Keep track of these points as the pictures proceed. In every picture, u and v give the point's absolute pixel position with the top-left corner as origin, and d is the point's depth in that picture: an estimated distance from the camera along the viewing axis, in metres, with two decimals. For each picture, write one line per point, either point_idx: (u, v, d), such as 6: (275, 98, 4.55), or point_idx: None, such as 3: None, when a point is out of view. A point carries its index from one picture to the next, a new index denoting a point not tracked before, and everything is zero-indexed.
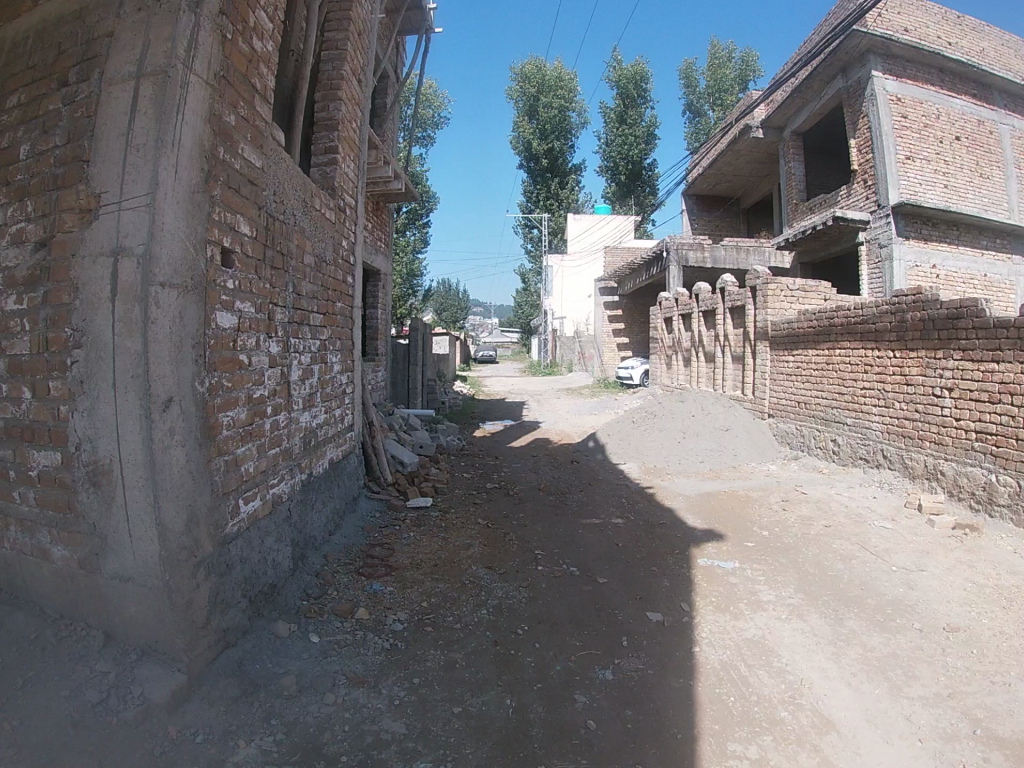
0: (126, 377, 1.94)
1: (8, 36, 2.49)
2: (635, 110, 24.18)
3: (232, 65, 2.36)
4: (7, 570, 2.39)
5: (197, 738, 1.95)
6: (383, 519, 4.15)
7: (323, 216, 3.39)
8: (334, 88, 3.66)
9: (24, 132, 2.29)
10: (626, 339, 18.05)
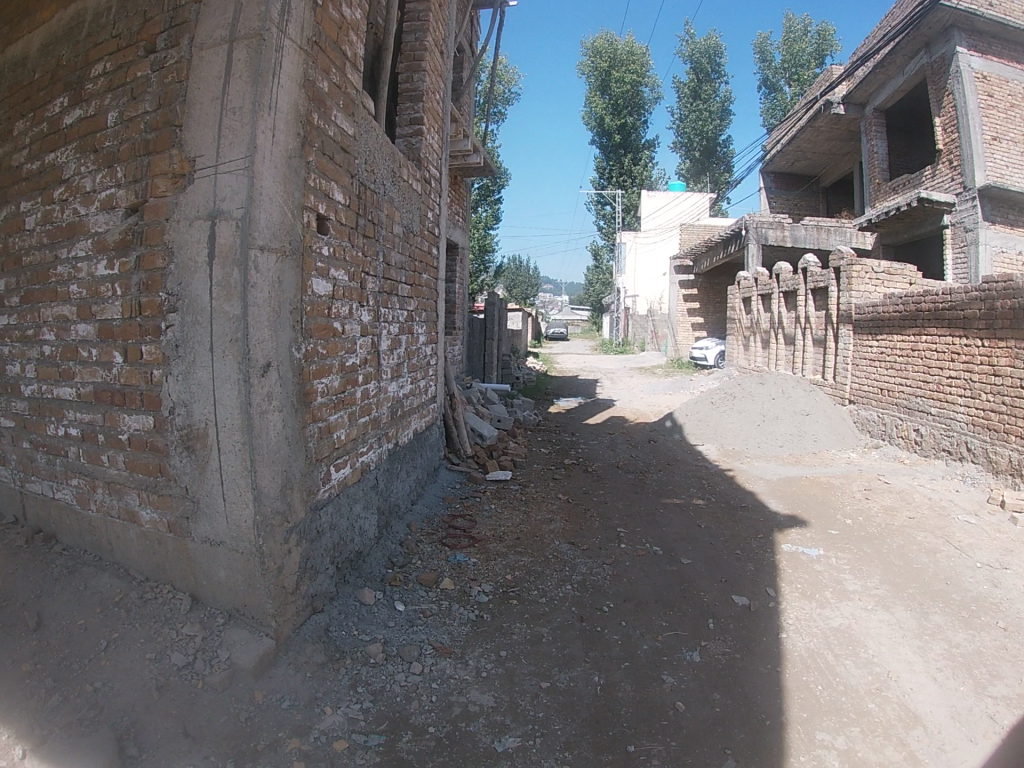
0: (225, 341, 1.95)
1: (92, 6, 2.56)
2: (710, 87, 23.71)
3: (322, 30, 2.36)
4: (93, 532, 2.51)
5: (283, 704, 2.01)
6: (463, 490, 4.16)
7: (411, 187, 3.38)
8: (417, 59, 3.66)
9: (111, 101, 2.34)
10: (700, 319, 17.68)
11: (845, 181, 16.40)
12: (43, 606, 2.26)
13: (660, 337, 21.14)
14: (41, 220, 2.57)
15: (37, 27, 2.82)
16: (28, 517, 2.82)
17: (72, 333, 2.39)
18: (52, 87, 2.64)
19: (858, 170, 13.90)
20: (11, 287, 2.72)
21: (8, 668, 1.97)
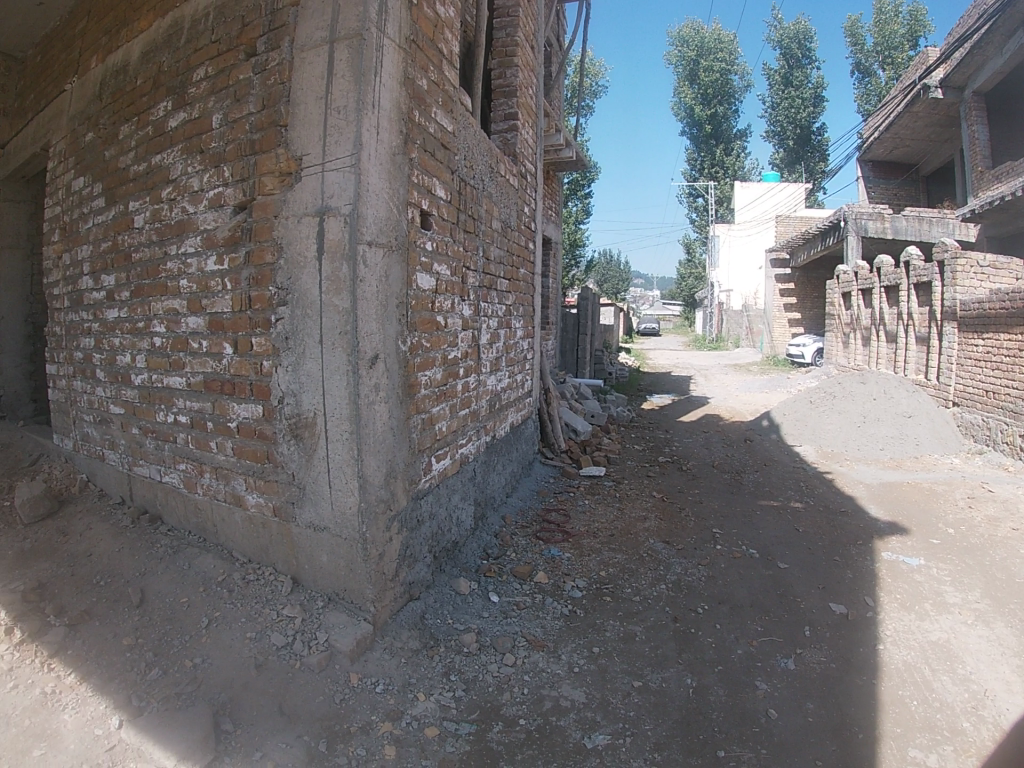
0: (335, 333, 2.00)
1: (190, 13, 2.67)
2: (802, 72, 22.76)
3: (419, 29, 2.39)
4: (198, 514, 2.64)
5: (377, 687, 2.07)
6: (556, 485, 4.17)
7: (509, 182, 3.40)
8: (510, 54, 3.66)
9: (215, 102, 2.43)
10: (798, 316, 16.90)
11: (945, 169, 15.49)
12: (147, 584, 2.47)
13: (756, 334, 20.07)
14: (149, 218, 2.69)
15: (137, 36, 3.03)
16: (136, 499, 3.00)
17: (183, 326, 2.50)
18: (155, 92, 2.76)
19: (959, 157, 13.11)
20: (122, 283, 2.88)
21: (115, 641, 2.23)
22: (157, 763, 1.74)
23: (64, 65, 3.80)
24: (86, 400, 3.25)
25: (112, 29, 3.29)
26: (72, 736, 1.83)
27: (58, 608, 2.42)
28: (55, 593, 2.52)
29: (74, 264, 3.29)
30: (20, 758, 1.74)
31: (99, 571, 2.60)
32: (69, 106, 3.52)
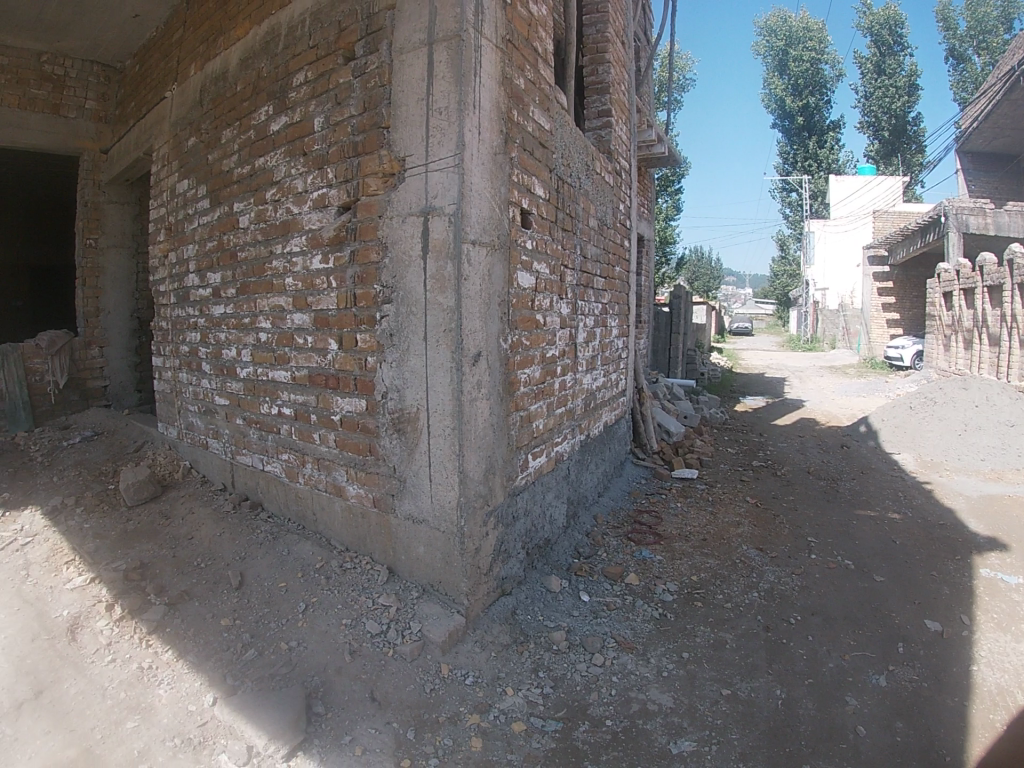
0: (439, 331, 2.04)
1: (286, 20, 2.76)
2: (896, 59, 21.78)
3: (514, 28, 2.39)
4: (299, 502, 2.74)
5: (467, 679, 2.10)
6: (649, 486, 4.16)
7: (604, 180, 3.42)
8: (601, 51, 3.69)
9: (316, 106, 2.50)
10: (897, 316, 15.99)
11: None
12: (246, 567, 2.61)
13: (852, 334, 19.01)
14: (254, 218, 2.80)
15: (233, 44, 3.16)
16: (237, 485, 3.16)
17: (288, 322, 2.60)
18: (256, 97, 2.86)
19: None
20: (228, 280, 3.01)
21: (213, 622, 2.37)
22: (248, 740, 1.85)
23: (162, 74, 4.02)
24: (192, 392, 3.43)
25: (209, 38, 3.44)
26: (165, 710, 1.99)
27: (160, 585, 2.60)
28: (157, 573, 2.69)
29: (180, 262, 3.47)
30: (116, 729, 1.91)
31: (201, 553, 2.77)
32: (169, 112, 3.70)
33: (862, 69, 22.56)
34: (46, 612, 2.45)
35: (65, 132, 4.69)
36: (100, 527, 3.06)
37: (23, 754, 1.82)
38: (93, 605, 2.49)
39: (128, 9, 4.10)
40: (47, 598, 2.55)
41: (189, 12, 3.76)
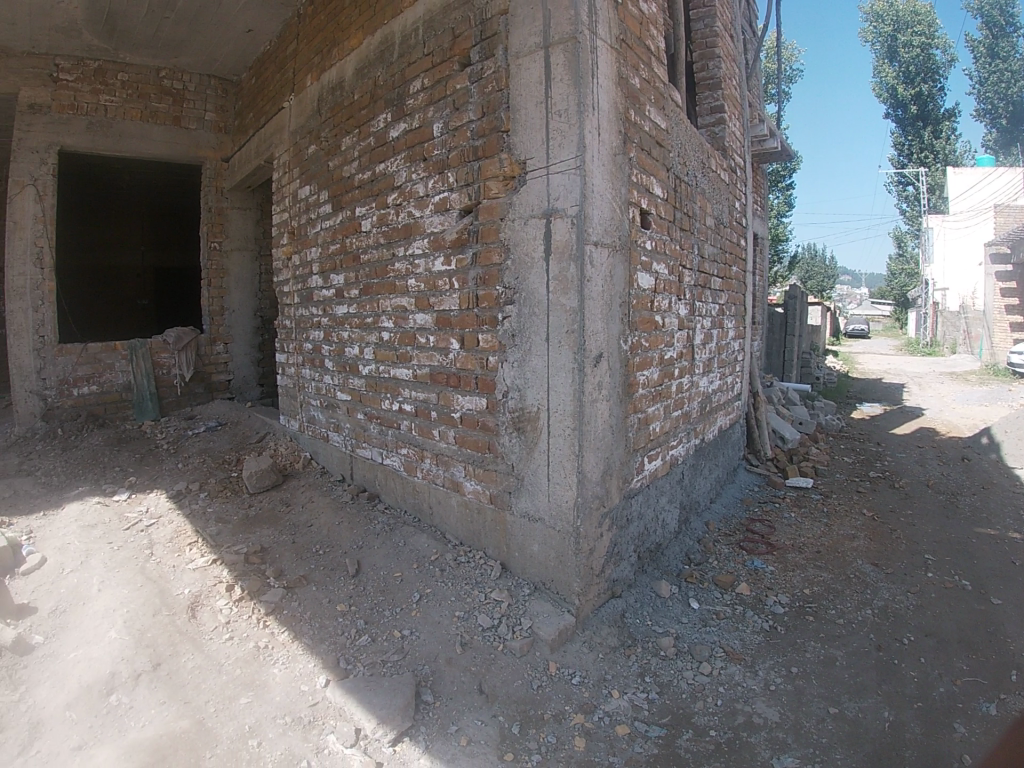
0: (561, 332, 2.08)
1: (399, 28, 2.84)
2: (1009, 41, 20.44)
3: (627, 28, 2.36)
4: (416, 495, 2.84)
5: (574, 678, 2.10)
6: (762, 494, 4.11)
7: (720, 177, 3.46)
8: (710, 46, 3.65)
9: (434, 112, 2.56)
10: (1020, 317, 14.83)
11: None
12: (363, 556, 2.72)
13: (971, 335, 17.36)
14: (376, 222, 2.89)
15: (348, 53, 3.27)
16: (355, 477, 3.29)
17: (410, 321, 2.68)
18: (374, 105, 2.95)
19: None
20: (351, 281, 3.13)
21: (329, 606, 2.48)
22: (357, 722, 1.92)
23: (278, 84, 4.22)
24: (314, 387, 3.60)
25: (323, 49, 3.58)
26: (278, 689, 2.10)
27: (280, 569, 2.73)
28: (276, 557, 2.84)
29: (303, 264, 3.62)
30: (229, 704, 2.02)
31: (319, 540, 2.90)
32: (288, 122, 3.88)
33: (975, 53, 21.29)
34: (169, 589, 2.62)
35: (188, 142, 5.19)
36: (222, 511, 3.28)
37: (140, 720, 1.93)
38: (214, 585, 2.65)
39: (242, 26, 4.38)
40: (170, 577, 2.71)
41: (303, 24, 3.93)
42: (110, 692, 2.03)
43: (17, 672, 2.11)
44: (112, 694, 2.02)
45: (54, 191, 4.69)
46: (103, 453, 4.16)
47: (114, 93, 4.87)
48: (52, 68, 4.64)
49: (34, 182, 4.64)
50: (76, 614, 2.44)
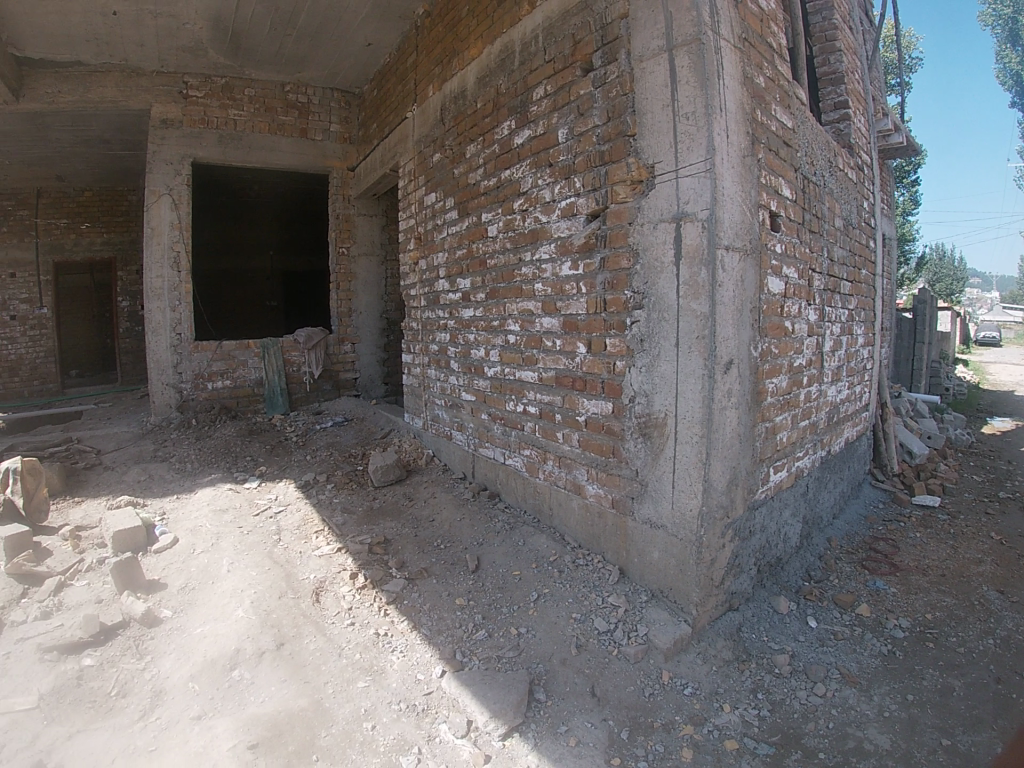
0: (691, 338, 2.07)
1: (519, 36, 2.90)
2: None
3: (748, 26, 2.30)
4: (536, 495, 2.90)
5: (686, 689, 2.06)
6: (887, 512, 3.90)
7: (847, 176, 3.34)
8: (831, 39, 3.47)
9: (558, 118, 2.59)
10: None
11: None
12: (484, 553, 2.79)
13: None
14: (503, 227, 2.96)
15: (469, 63, 3.36)
16: (477, 475, 3.38)
17: (537, 325, 2.74)
18: (497, 113, 3.03)
19: None
20: (477, 285, 3.22)
21: (448, 599, 2.56)
22: (471, 715, 1.99)
23: (401, 95, 4.40)
24: (439, 386, 3.73)
25: (443, 59, 3.70)
26: (396, 675, 2.20)
27: (404, 560, 2.85)
28: (399, 549, 2.96)
29: (430, 269, 3.75)
30: (348, 686, 2.13)
31: (441, 535, 3.00)
32: (412, 132, 4.05)
33: None
34: (296, 574, 2.78)
35: (314, 152, 5.48)
36: (348, 502, 3.46)
37: (259, 695, 2.06)
38: (338, 572, 2.79)
39: (363, 40, 4.58)
40: (297, 562, 2.88)
41: (422, 36, 4.08)
42: (233, 666, 2.17)
43: (145, 643, 2.34)
44: (235, 669, 2.17)
45: (188, 200, 5.06)
46: (236, 442, 4.47)
47: (242, 108, 5.21)
48: (181, 85, 5.03)
49: (169, 192, 5.02)
50: (205, 592, 2.64)
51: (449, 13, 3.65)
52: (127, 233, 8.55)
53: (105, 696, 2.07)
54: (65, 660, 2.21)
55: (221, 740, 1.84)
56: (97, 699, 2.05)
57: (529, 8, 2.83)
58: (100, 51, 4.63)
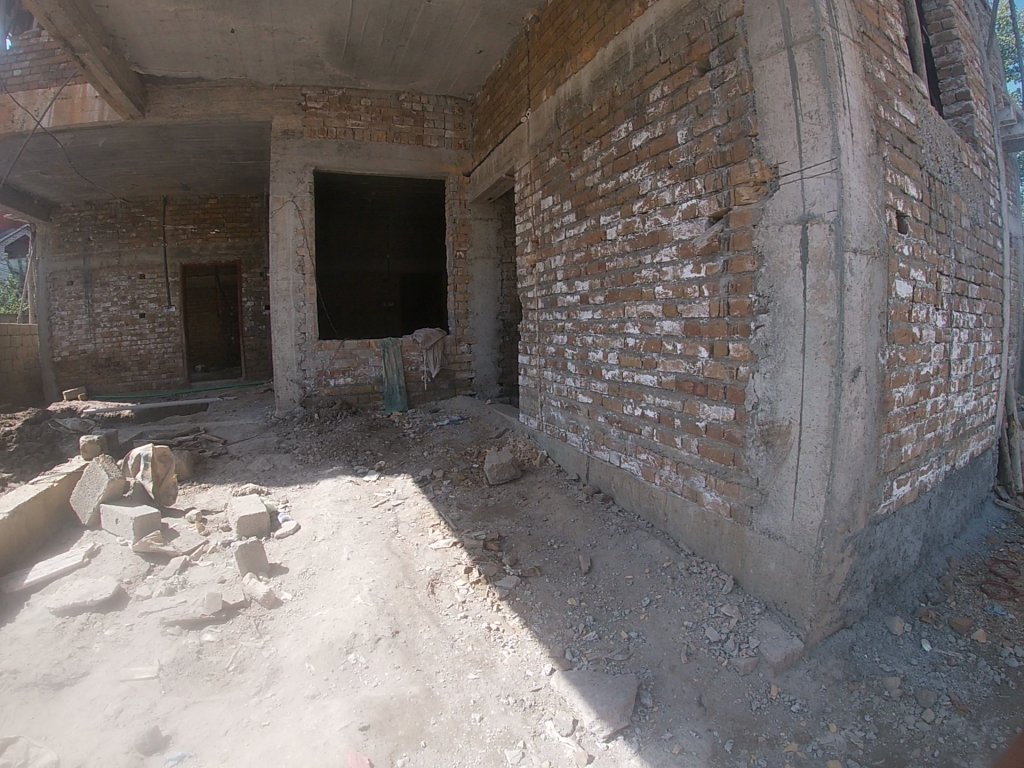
0: (818, 344, 2.00)
1: (632, 38, 2.90)
2: None
3: (866, 19, 2.20)
4: (651, 500, 2.89)
5: (793, 706, 1.98)
6: (1015, 533, 3.53)
7: (973, 172, 3.11)
8: (948, 26, 3.24)
9: (677, 120, 2.57)
10: None
11: None
12: (597, 555, 2.81)
13: None
14: (622, 230, 2.96)
15: (582, 66, 3.38)
16: (591, 477, 3.39)
17: (657, 329, 2.73)
18: (614, 115, 3.03)
19: None
20: (597, 288, 3.23)
21: (560, 599, 2.59)
22: (576, 714, 2.00)
23: (514, 100, 4.48)
24: (556, 388, 3.77)
25: (555, 63, 3.74)
26: (506, 670, 2.25)
27: (519, 558, 2.91)
28: (513, 546, 3.02)
29: (548, 272, 3.81)
30: (459, 677, 2.21)
31: (555, 535, 3.04)
32: (528, 136, 4.11)
33: None
34: (413, 564, 2.90)
35: (431, 158, 5.66)
36: (463, 498, 3.57)
37: (373, 680, 2.16)
38: (453, 566, 2.88)
39: (474, 48, 4.71)
40: (414, 553, 3.00)
41: (533, 41, 4.15)
42: (350, 650, 2.29)
43: (265, 623, 2.51)
44: (351, 653, 2.28)
45: (311, 206, 5.35)
46: (356, 437, 4.70)
47: (359, 117, 5.47)
48: (300, 98, 5.34)
49: (292, 199, 5.33)
50: (325, 578, 2.80)
51: (560, 18, 3.70)
52: (249, 237, 9.12)
53: (224, 671, 2.22)
54: (186, 635, 2.39)
55: (335, 719, 1.94)
56: (216, 673, 2.20)
57: (640, 8, 2.83)
58: (220, 67, 5.02)
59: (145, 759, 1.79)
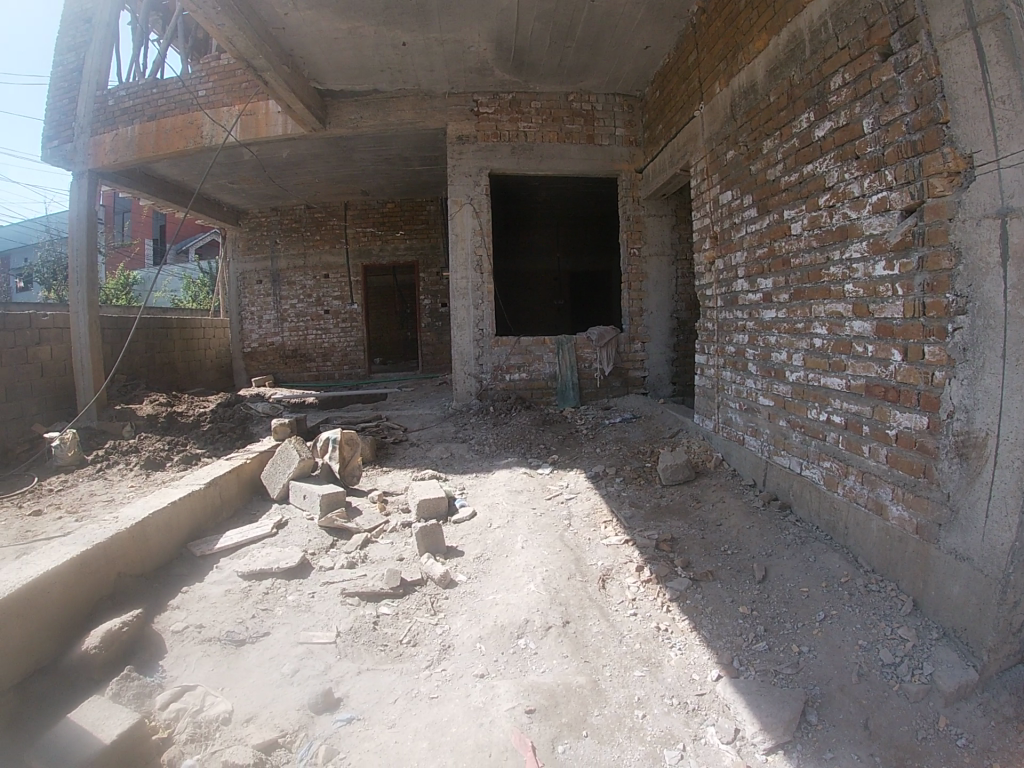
0: (1019, 349, 1.80)
1: (807, 25, 2.75)
2: None
3: None
4: (834, 511, 2.73)
5: (959, 740, 1.82)
6: None
7: None
8: None
9: (862, 108, 2.40)
10: None
11: None
12: (772, 564, 2.70)
13: None
14: (808, 225, 2.82)
15: (755, 55, 3.25)
16: (769, 483, 3.26)
17: (847, 329, 2.57)
18: (793, 105, 2.88)
19: None
20: (781, 286, 3.10)
21: (731, 605, 2.53)
22: (739, 723, 1.96)
23: (685, 94, 4.39)
24: (735, 389, 3.66)
25: (726, 55, 3.62)
26: (672, 670, 2.25)
27: (691, 560, 2.88)
28: (685, 547, 2.99)
29: (728, 269, 3.70)
30: (625, 672, 2.24)
31: (729, 541, 2.97)
32: (702, 130, 4.01)
33: None
34: (584, 558, 2.98)
35: (602, 156, 5.68)
36: (635, 496, 3.59)
37: (539, 666, 2.26)
38: (624, 563, 2.92)
39: (641, 44, 4.67)
40: (586, 548, 3.08)
41: (700, 33, 4.04)
42: (520, 635, 2.41)
43: (439, 602, 2.70)
44: (521, 638, 2.40)
45: (486, 207, 5.59)
46: (529, 431, 4.85)
47: (530, 120, 5.62)
48: (471, 104, 5.62)
49: (469, 202, 5.61)
50: (499, 564, 2.95)
51: (728, 8, 3.58)
52: (425, 239, 9.70)
53: (397, 642, 2.44)
54: (363, 606, 2.65)
55: (501, 700, 2.06)
56: (389, 644, 2.42)
57: None
58: (394, 79, 5.41)
59: (315, 717, 2.02)
